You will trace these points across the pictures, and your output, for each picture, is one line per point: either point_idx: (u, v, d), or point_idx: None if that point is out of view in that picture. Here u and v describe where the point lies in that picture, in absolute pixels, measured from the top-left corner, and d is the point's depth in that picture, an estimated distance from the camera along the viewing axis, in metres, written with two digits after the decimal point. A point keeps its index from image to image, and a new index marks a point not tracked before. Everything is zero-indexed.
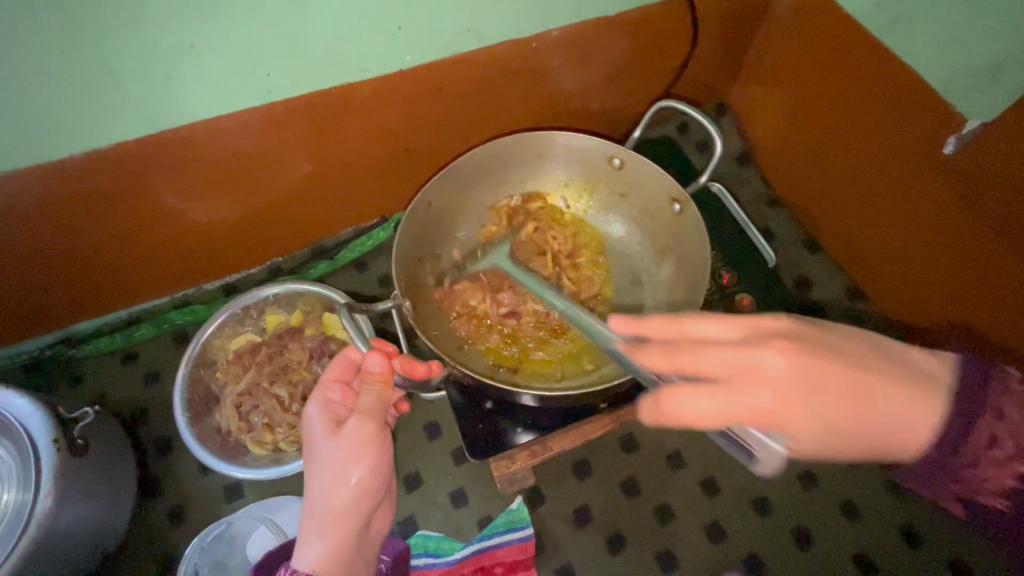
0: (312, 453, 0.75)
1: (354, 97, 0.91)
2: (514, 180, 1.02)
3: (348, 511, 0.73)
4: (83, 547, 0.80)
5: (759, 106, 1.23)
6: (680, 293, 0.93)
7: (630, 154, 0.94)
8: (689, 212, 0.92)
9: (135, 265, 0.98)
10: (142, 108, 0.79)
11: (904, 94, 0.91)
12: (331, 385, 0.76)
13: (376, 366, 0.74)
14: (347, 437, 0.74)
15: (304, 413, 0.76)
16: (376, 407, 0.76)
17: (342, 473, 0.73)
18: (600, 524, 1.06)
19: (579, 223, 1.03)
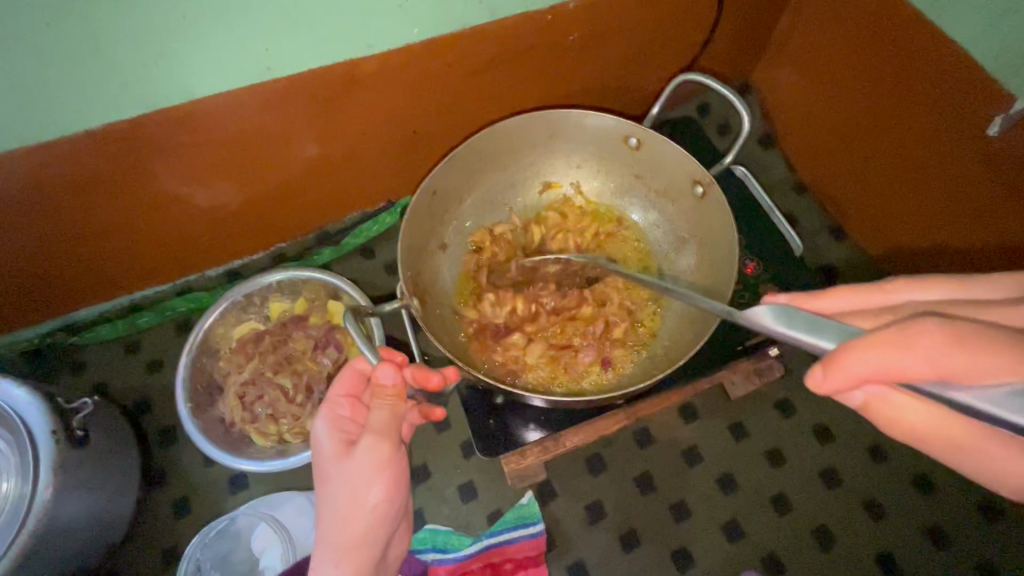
0: (321, 479, 0.65)
1: (360, 76, 0.83)
2: (524, 164, 0.93)
3: (364, 539, 0.62)
4: (85, 535, 0.81)
5: (790, 83, 1.15)
6: (701, 286, 0.85)
7: (649, 133, 0.85)
8: (712, 196, 0.83)
9: (137, 250, 0.96)
10: (134, 87, 0.72)
11: (946, 73, 0.84)
12: (339, 400, 0.67)
13: (387, 380, 0.63)
14: (359, 459, 0.62)
15: (311, 434, 0.67)
16: (390, 424, 0.63)
17: (355, 500, 0.62)
18: (614, 522, 0.91)
19: (597, 209, 0.94)
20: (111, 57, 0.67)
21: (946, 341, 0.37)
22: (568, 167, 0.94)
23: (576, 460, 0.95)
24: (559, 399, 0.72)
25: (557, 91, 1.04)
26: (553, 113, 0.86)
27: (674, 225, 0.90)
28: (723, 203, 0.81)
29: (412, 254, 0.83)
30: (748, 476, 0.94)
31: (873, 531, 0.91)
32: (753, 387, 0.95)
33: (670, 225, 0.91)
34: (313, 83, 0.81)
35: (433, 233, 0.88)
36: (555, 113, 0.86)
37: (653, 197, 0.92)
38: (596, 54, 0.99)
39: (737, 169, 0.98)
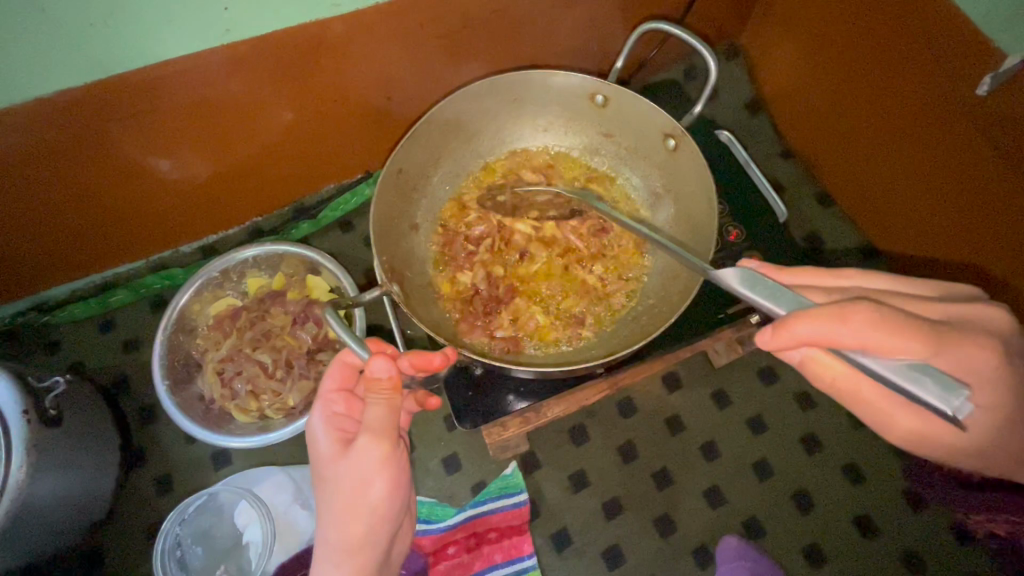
0: (321, 479, 0.63)
1: (326, 37, 0.79)
2: (494, 128, 0.91)
3: (366, 541, 0.61)
4: (64, 513, 0.80)
5: (776, 45, 1.12)
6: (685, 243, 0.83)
7: (613, 87, 0.82)
8: (684, 148, 0.81)
9: (105, 224, 0.93)
10: (85, 51, 0.68)
11: (933, 32, 0.81)
12: (333, 396, 0.66)
13: (382, 372, 0.57)
14: (357, 460, 0.60)
15: (306, 429, 0.65)
16: (387, 421, 0.59)
17: (355, 499, 0.60)
18: (597, 490, 0.92)
19: (576, 176, 0.92)
20: (56, 19, 0.63)
21: (837, 318, 0.44)
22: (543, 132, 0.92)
23: (559, 431, 0.95)
24: (541, 368, 0.70)
25: (536, 51, 1.00)
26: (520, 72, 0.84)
27: (652, 187, 0.88)
28: (697, 154, 0.79)
29: (384, 224, 0.81)
30: (729, 443, 0.95)
31: (852, 495, 0.93)
32: (736, 354, 0.95)
33: (649, 187, 0.88)
34: (276, 46, 0.77)
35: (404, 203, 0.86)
36: (518, 74, 0.84)
37: (630, 158, 0.89)
38: (577, 13, 0.95)
39: (722, 134, 0.96)
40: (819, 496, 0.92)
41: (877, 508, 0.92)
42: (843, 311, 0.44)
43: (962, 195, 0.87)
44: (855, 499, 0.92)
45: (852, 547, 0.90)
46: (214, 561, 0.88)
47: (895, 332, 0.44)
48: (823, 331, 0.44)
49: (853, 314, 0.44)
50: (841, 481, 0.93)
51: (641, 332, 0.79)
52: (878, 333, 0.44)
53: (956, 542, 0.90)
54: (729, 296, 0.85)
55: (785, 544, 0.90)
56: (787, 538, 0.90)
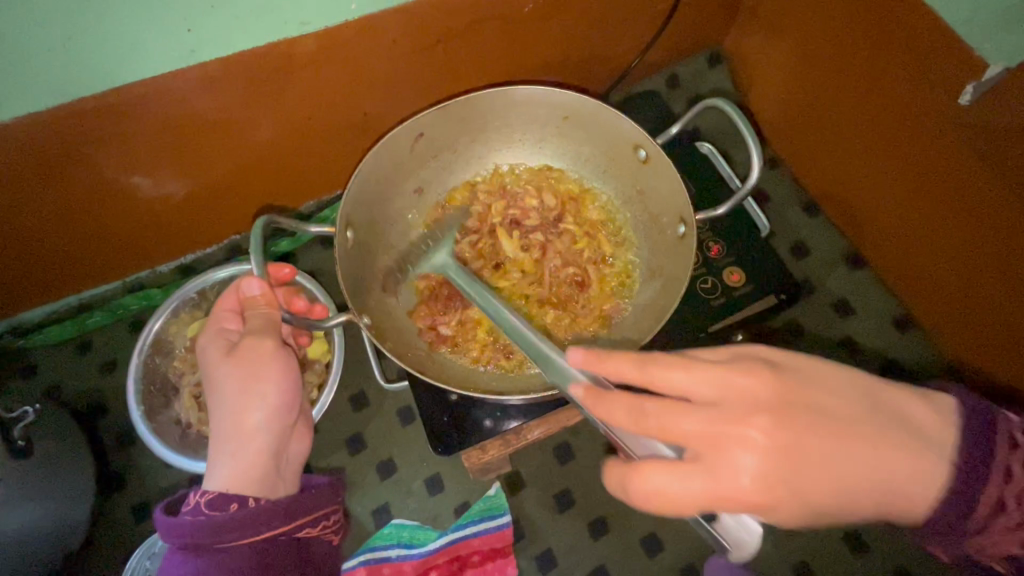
0: (210, 383, 0.71)
1: (297, 56, 0.78)
2: (496, 146, 0.90)
3: (256, 431, 0.69)
4: (38, 546, 0.78)
5: (759, 52, 1.11)
6: (657, 303, 0.80)
7: (655, 148, 0.79)
8: (689, 238, 0.77)
9: (79, 246, 0.91)
10: (46, 76, 0.66)
11: (919, 44, 0.80)
12: (223, 314, 0.74)
13: (254, 289, 0.70)
14: (241, 355, 0.69)
15: (197, 349, 0.73)
16: (268, 326, 0.70)
17: (242, 391, 0.68)
18: (583, 509, 0.90)
19: (563, 196, 0.91)
20: (12, 45, 0.61)
21: (672, 467, 0.47)
22: (530, 150, 0.91)
23: (544, 449, 0.93)
24: (527, 394, 0.69)
25: (515, 64, 0.98)
26: (504, 91, 0.82)
27: (636, 210, 0.88)
28: (681, 183, 0.77)
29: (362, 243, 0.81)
30: None
31: None
32: None
33: (634, 210, 0.88)
34: (245, 66, 0.76)
35: (380, 225, 0.85)
36: (554, 94, 0.82)
37: (615, 179, 0.89)
38: (555, 26, 0.93)
39: (703, 147, 0.95)
40: None
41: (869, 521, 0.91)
42: (656, 467, 0.47)
43: (948, 208, 0.85)
44: None
45: (843, 564, 0.89)
46: None
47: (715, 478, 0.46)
48: (664, 423, 0.48)
49: (682, 476, 0.46)
50: None
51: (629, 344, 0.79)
52: (698, 481, 0.46)
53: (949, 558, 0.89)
54: (712, 315, 0.83)
55: (774, 562, 0.89)
56: (775, 555, 0.89)
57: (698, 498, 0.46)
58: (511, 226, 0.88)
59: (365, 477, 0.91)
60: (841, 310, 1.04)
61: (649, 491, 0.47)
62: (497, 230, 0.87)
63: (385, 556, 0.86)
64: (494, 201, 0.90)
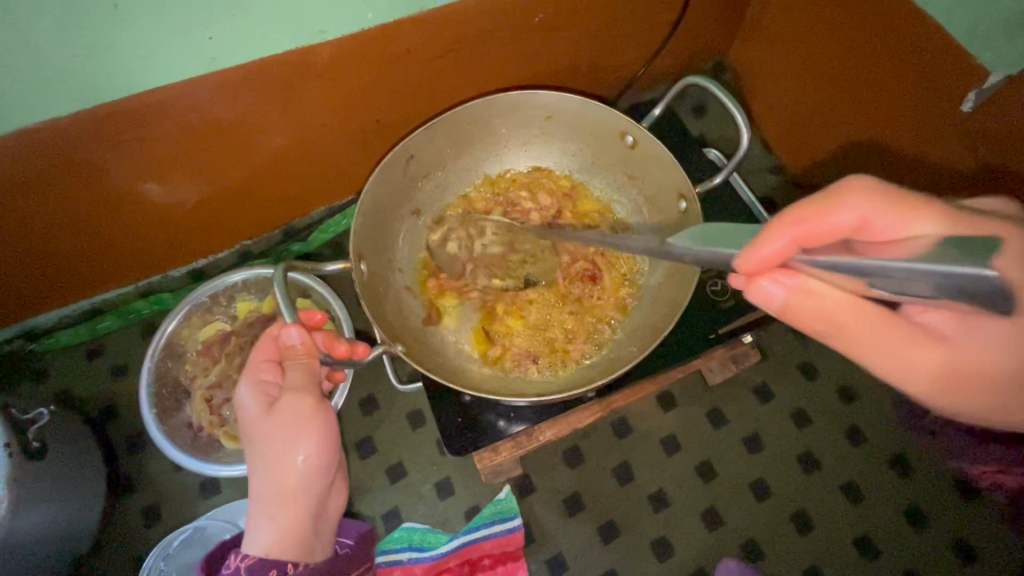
0: (248, 438, 0.67)
1: (313, 63, 0.79)
2: (492, 150, 0.91)
3: (297, 493, 0.66)
4: (48, 550, 0.78)
5: (762, 62, 1.14)
6: (669, 289, 0.81)
7: (643, 133, 0.81)
8: (693, 213, 0.79)
9: (92, 251, 0.92)
10: (70, 81, 0.68)
11: (926, 61, 0.81)
12: (262, 365, 0.68)
13: (295, 338, 0.66)
14: (284, 416, 0.65)
15: (234, 397, 0.68)
16: (307, 381, 0.66)
17: (284, 456, 0.65)
18: (592, 513, 0.90)
19: (558, 195, 0.92)
20: (39, 51, 0.63)
21: (818, 211, 0.47)
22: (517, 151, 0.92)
23: (553, 453, 0.93)
24: (534, 398, 0.70)
25: (525, 73, 1.00)
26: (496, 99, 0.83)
27: (633, 196, 0.89)
28: (673, 162, 0.79)
29: (371, 248, 0.81)
30: (726, 462, 0.94)
31: (850, 512, 0.91)
32: (731, 372, 0.95)
33: (629, 197, 0.90)
34: (263, 73, 0.77)
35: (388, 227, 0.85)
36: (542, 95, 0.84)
37: (606, 170, 0.91)
38: (564, 35, 0.95)
39: (711, 153, 0.97)
40: (816, 511, 0.91)
41: (877, 523, 0.91)
42: (821, 208, 0.47)
43: None
44: (854, 518, 0.91)
45: (852, 568, 0.89)
46: None
47: (893, 207, 0.46)
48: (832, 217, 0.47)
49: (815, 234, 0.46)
50: (836, 497, 0.92)
51: (647, 335, 0.79)
52: (877, 213, 0.47)
53: (958, 561, 0.89)
54: (720, 318, 0.84)
55: (786, 566, 0.89)
56: (783, 558, 0.89)
57: (832, 231, 0.47)
58: (512, 229, 0.89)
59: (375, 481, 0.92)
60: None
61: (761, 256, 0.46)
62: (499, 235, 0.89)
63: (396, 559, 0.86)
64: (493, 209, 0.91)
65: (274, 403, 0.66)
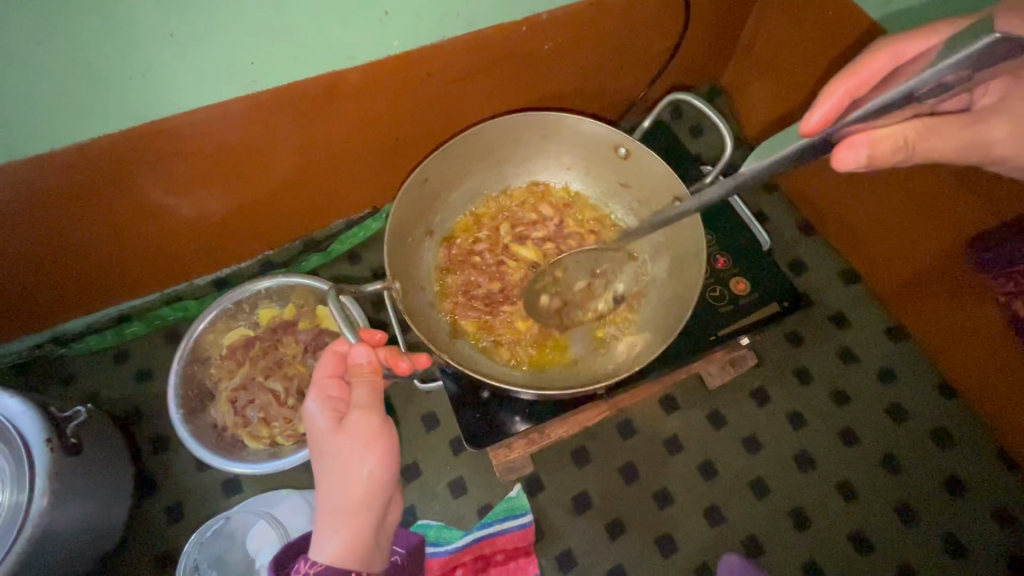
0: (317, 452, 0.70)
1: (343, 86, 0.86)
2: (495, 168, 0.96)
3: (363, 507, 0.68)
4: (80, 543, 0.82)
5: (754, 87, 1.22)
6: (675, 285, 0.87)
7: (635, 144, 0.87)
8: (688, 211, 0.85)
9: (125, 259, 0.98)
10: (122, 100, 0.74)
11: None
12: (326, 381, 0.72)
13: (361, 357, 0.70)
14: (352, 432, 0.67)
15: (303, 412, 0.71)
16: (372, 397, 0.69)
17: (351, 470, 0.67)
18: (600, 510, 0.95)
19: (559, 205, 0.98)
20: (100, 74, 0.69)
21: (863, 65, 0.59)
22: (515, 163, 0.96)
23: (562, 453, 0.98)
24: (541, 389, 0.74)
25: (533, 96, 1.08)
26: (502, 120, 0.88)
27: (627, 199, 0.96)
28: (665, 167, 0.86)
29: (397, 260, 0.86)
30: (726, 461, 0.98)
31: (844, 508, 0.96)
32: (730, 376, 1.00)
33: (624, 201, 0.96)
34: (297, 96, 0.84)
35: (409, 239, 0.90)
36: (545, 115, 0.89)
37: (600, 179, 0.96)
38: (571, 61, 1.03)
39: (707, 170, 1.03)
40: (812, 508, 0.96)
41: (871, 519, 0.95)
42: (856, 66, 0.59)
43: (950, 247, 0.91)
44: (850, 515, 0.96)
45: (847, 561, 0.93)
46: None
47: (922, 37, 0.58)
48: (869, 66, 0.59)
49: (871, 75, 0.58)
50: (831, 495, 0.97)
51: (659, 333, 0.85)
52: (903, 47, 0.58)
53: (948, 556, 0.93)
54: (719, 321, 0.90)
55: (785, 560, 0.93)
56: (782, 553, 0.93)
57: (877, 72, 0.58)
58: (520, 238, 0.95)
59: None
60: (837, 322, 1.09)
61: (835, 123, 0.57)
62: (509, 245, 0.94)
63: None
64: (500, 223, 0.97)
65: (343, 418, 0.69)
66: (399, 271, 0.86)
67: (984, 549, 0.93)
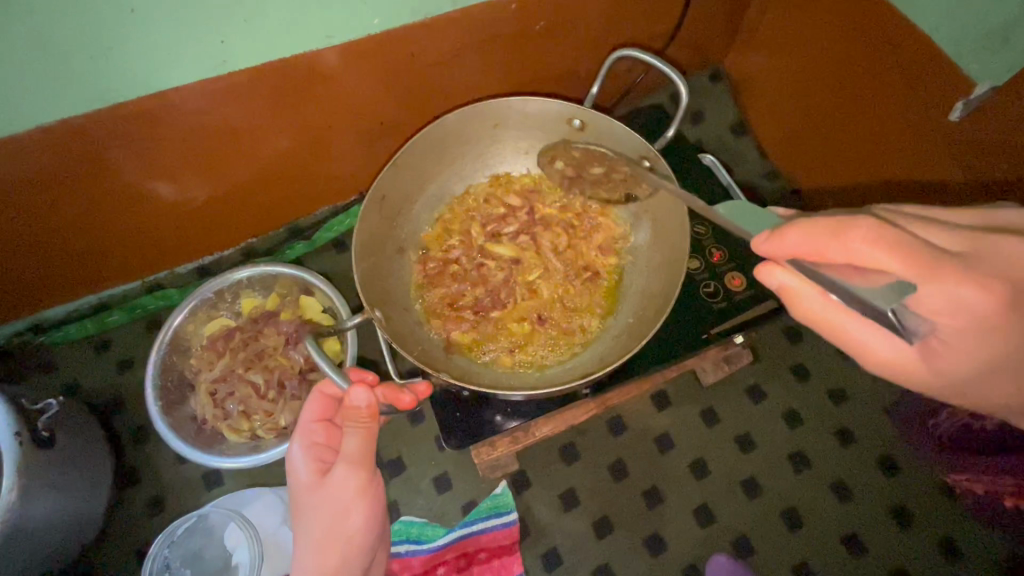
0: (298, 510, 0.65)
1: (321, 67, 0.82)
2: (459, 164, 0.91)
3: (341, 573, 0.61)
4: (54, 538, 0.80)
5: (758, 71, 1.16)
6: (665, 256, 0.83)
7: (588, 112, 0.82)
8: (659, 169, 0.80)
9: (101, 247, 0.95)
10: (85, 81, 0.70)
11: (931, 84, 0.83)
12: (313, 426, 0.68)
13: (360, 401, 0.61)
14: (336, 486, 0.62)
15: (286, 459, 0.67)
16: (363, 450, 0.62)
17: (333, 528, 0.61)
18: (588, 508, 0.92)
19: (525, 193, 0.92)
20: (57, 53, 0.65)
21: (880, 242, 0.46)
22: (472, 150, 0.90)
23: (549, 449, 0.95)
24: (533, 393, 0.71)
25: (525, 78, 1.03)
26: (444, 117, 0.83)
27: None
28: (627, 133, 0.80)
29: (369, 272, 0.81)
30: (719, 461, 0.96)
31: (839, 510, 0.93)
32: (725, 373, 0.97)
33: None
34: (272, 77, 0.80)
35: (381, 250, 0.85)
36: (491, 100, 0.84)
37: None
38: (565, 42, 0.98)
39: (705, 157, 0.98)
40: (805, 510, 0.93)
41: (866, 521, 0.93)
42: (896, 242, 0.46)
43: None
44: (844, 517, 0.93)
45: (840, 564, 0.91)
46: None
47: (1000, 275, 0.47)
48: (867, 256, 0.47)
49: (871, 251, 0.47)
50: (825, 496, 0.94)
51: (655, 304, 0.81)
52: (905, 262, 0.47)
53: (944, 559, 0.91)
54: (714, 317, 0.86)
55: (776, 562, 0.91)
56: (773, 554, 0.91)
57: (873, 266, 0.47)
58: (497, 235, 0.89)
59: None
60: None
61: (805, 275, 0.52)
62: (484, 245, 0.88)
63: (394, 552, 0.88)
64: (486, 211, 0.92)
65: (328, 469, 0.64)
66: (372, 280, 0.81)
67: (982, 552, 0.91)
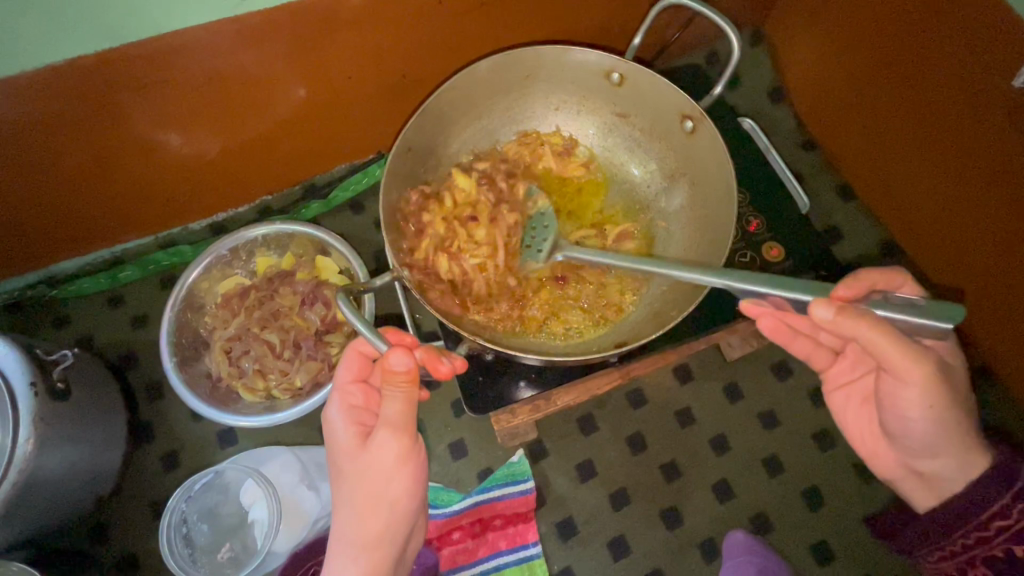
0: (338, 471, 0.62)
1: (344, 10, 0.77)
2: (487, 120, 0.86)
3: (384, 538, 0.60)
4: (70, 489, 0.80)
5: (799, 35, 1.10)
6: (700, 222, 0.81)
7: (631, 65, 0.79)
8: (702, 129, 0.78)
9: (115, 198, 0.92)
10: (96, 17, 0.66)
11: (994, 45, 0.77)
12: (351, 387, 0.65)
13: (400, 366, 0.55)
14: (376, 452, 0.59)
15: (324, 420, 0.64)
16: (406, 415, 0.57)
17: (374, 496, 0.59)
18: (605, 480, 0.91)
19: (555, 152, 0.88)
20: None
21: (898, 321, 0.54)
22: (499, 102, 0.85)
23: (567, 420, 0.94)
24: (550, 357, 0.69)
25: (555, 32, 0.97)
26: (476, 66, 0.79)
27: (626, 134, 0.87)
28: (668, 86, 0.77)
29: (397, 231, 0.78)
30: (740, 438, 0.94)
31: (860, 489, 0.92)
32: (750, 348, 0.94)
33: (622, 136, 0.87)
34: (290, 20, 0.75)
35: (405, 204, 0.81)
36: (528, 50, 0.79)
37: (593, 115, 0.87)
38: None
39: (745, 122, 0.94)
40: (825, 487, 0.91)
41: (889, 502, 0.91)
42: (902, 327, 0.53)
43: (996, 215, 0.84)
44: (866, 497, 0.91)
45: (860, 545, 0.89)
46: (218, 539, 0.88)
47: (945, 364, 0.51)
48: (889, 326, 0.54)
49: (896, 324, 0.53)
50: (848, 475, 0.92)
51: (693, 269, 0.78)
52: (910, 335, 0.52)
53: None
54: None
55: (793, 540, 0.89)
56: (791, 532, 0.90)
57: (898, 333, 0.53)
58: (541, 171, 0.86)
59: None
60: None
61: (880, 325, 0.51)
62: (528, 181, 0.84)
63: None
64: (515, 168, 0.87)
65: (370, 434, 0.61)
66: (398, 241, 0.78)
67: None
